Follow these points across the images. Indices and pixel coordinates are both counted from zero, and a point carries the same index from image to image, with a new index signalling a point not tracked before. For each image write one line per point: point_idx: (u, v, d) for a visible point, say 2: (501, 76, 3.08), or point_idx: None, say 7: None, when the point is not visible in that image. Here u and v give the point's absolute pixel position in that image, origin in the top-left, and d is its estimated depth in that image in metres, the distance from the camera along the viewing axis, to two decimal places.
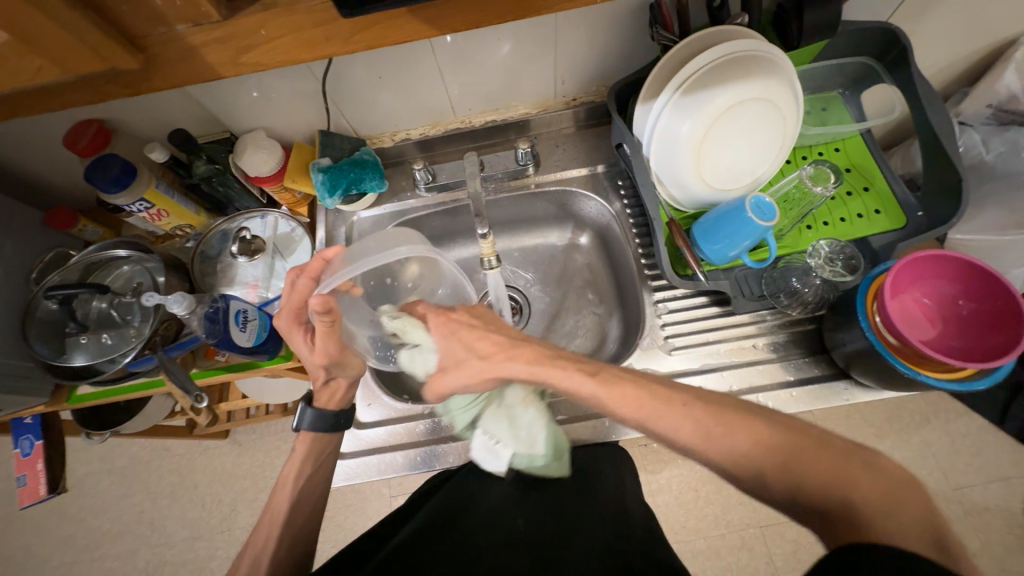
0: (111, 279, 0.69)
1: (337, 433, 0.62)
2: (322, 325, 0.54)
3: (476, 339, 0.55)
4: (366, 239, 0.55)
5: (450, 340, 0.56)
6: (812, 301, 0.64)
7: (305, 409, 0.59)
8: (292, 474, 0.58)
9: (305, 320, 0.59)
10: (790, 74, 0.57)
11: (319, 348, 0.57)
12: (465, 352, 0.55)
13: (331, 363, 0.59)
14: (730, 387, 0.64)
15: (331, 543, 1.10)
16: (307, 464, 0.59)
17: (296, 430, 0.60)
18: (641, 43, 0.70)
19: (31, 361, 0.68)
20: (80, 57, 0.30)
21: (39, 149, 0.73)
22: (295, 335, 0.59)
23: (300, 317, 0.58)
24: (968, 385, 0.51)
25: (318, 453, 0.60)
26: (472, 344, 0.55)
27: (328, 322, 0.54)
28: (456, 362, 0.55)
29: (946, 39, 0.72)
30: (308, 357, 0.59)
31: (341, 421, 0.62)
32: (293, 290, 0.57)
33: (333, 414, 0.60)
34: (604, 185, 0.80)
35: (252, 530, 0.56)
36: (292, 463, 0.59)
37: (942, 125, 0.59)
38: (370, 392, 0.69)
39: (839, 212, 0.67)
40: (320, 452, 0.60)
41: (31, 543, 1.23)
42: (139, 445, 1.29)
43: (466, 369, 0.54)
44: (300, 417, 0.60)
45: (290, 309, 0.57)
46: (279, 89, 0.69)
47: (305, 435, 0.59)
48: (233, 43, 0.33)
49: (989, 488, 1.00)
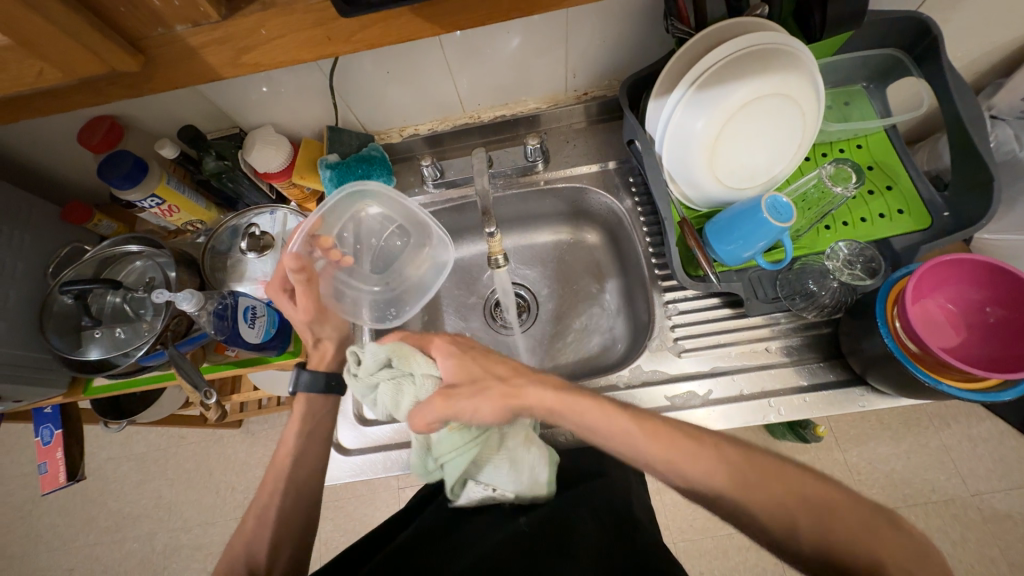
0: (125, 274, 0.70)
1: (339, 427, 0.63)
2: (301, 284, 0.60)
3: (495, 364, 0.54)
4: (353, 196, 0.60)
5: (463, 359, 0.55)
6: (829, 305, 0.63)
7: (301, 370, 0.61)
8: (293, 433, 0.60)
9: (289, 286, 0.62)
10: (812, 68, 0.55)
11: (301, 307, 0.61)
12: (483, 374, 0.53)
13: (314, 322, 0.63)
14: (741, 391, 0.62)
15: (341, 532, 1.12)
16: (306, 424, 0.60)
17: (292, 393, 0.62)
18: (656, 35, 0.67)
19: (49, 354, 0.69)
20: (78, 60, 0.30)
21: (54, 145, 0.73)
22: (281, 299, 0.63)
23: (282, 285, 0.61)
24: (992, 396, 0.49)
25: (315, 415, 0.61)
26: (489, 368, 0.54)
27: (304, 279, 0.59)
28: (468, 384, 0.52)
29: (981, 28, 0.68)
30: (295, 317, 0.62)
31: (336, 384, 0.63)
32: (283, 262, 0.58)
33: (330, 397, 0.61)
34: (615, 182, 0.78)
35: (259, 485, 0.59)
36: (292, 424, 0.60)
37: (974, 121, 0.56)
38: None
39: (859, 212, 0.64)
40: (318, 415, 0.61)
41: (56, 523, 1.28)
42: (156, 432, 1.32)
43: (482, 398, 0.51)
44: (296, 380, 0.61)
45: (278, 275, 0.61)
46: (287, 85, 0.68)
47: (302, 395, 0.61)
48: (233, 43, 0.32)
49: (1010, 495, 0.97)
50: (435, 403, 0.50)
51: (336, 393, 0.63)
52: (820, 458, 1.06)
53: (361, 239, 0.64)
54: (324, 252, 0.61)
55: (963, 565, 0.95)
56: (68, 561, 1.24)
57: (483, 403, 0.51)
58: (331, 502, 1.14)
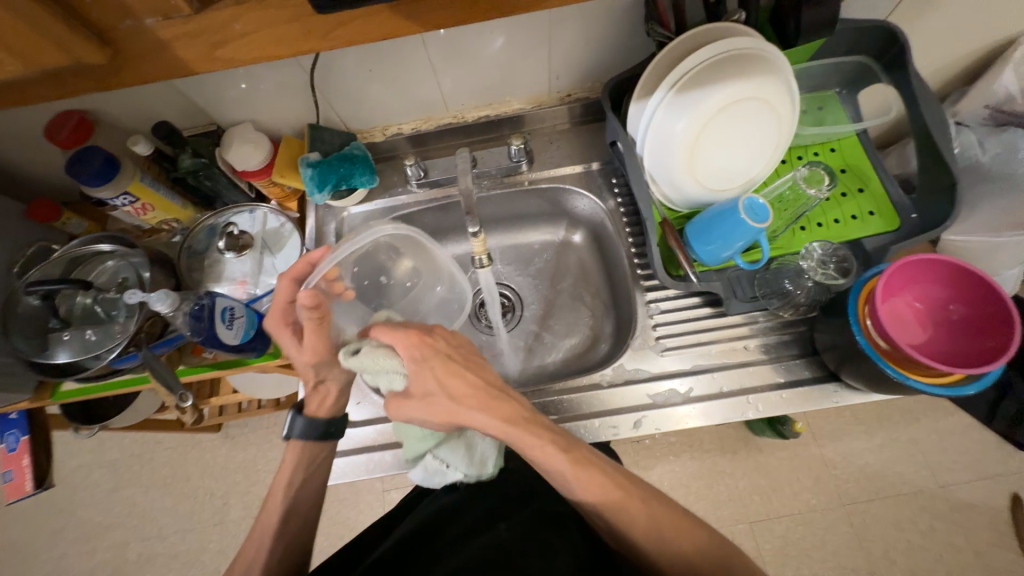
0: (96, 274, 0.68)
1: (332, 437, 0.61)
2: (311, 322, 0.55)
3: (441, 379, 0.49)
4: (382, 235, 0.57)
5: (421, 370, 0.50)
6: (804, 303, 0.64)
7: (297, 416, 0.58)
8: (284, 481, 0.57)
9: (293, 322, 0.58)
10: (787, 73, 0.56)
11: (307, 346, 0.57)
12: (439, 390, 0.49)
13: (318, 365, 0.58)
14: (721, 388, 0.64)
15: (325, 536, 1.10)
16: (298, 472, 0.58)
17: (287, 440, 0.59)
18: (637, 37, 0.68)
19: (13, 358, 0.66)
20: (39, 49, 0.29)
21: (19, 140, 0.71)
22: (283, 337, 0.59)
23: (286, 319, 0.58)
24: (956, 390, 0.51)
25: (309, 462, 0.59)
26: (444, 381, 0.49)
27: (316, 317, 0.54)
28: (421, 399, 0.49)
29: (946, 38, 0.71)
30: (298, 357, 0.59)
31: (334, 427, 0.60)
32: (276, 291, 0.57)
33: (324, 422, 0.59)
34: (598, 182, 0.79)
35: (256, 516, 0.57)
36: (282, 474, 0.58)
37: (939, 127, 0.58)
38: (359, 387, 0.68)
39: (833, 214, 0.66)
40: (311, 461, 0.59)
41: (22, 534, 1.23)
42: (131, 438, 1.28)
43: (418, 402, 0.49)
44: (290, 426, 0.58)
45: (277, 311, 0.58)
46: (267, 81, 0.67)
47: (296, 443, 0.58)
48: (205, 37, 0.31)
49: (975, 485, 1.01)
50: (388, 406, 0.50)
51: (333, 436, 0.60)
52: (799, 454, 1.08)
53: (372, 275, 0.61)
54: (328, 287, 0.55)
55: (933, 554, 0.98)
56: (36, 573, 1.19)
57: (423, 411, 0.49)
58: None
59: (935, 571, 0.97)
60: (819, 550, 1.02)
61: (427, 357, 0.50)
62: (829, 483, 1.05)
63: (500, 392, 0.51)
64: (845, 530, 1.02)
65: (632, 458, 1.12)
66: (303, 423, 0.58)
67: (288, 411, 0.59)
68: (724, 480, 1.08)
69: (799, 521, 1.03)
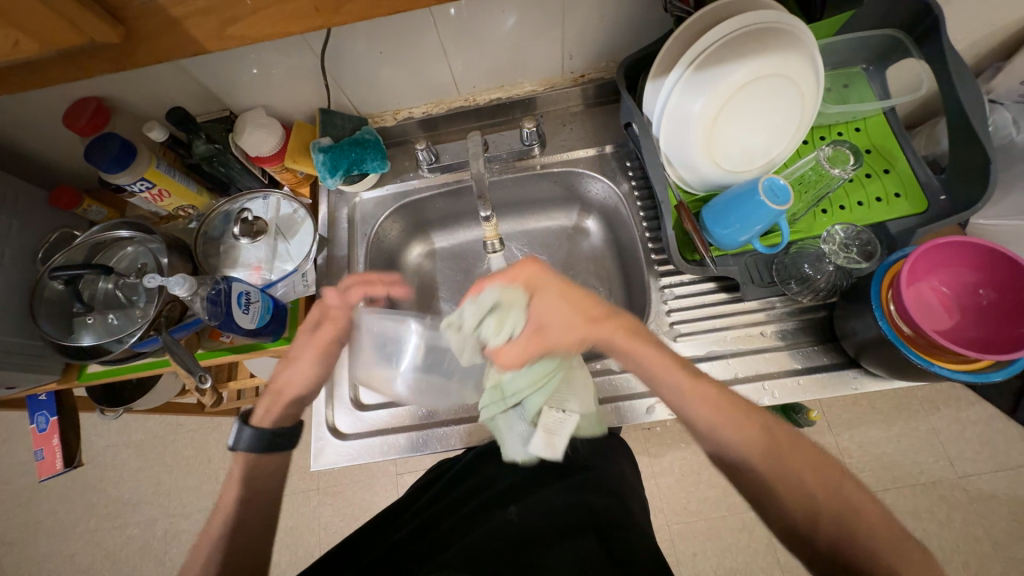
0: (116, 260, 0.70)
1: (283, 450, 0.60)
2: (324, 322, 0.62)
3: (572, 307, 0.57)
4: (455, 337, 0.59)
5: (548, 302, 0.57)
6: (824, 289, 0.62)
7: (244, 427, 0.58)
8: (230, 498, 0.56)
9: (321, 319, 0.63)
10: (812, 47, 0.54)
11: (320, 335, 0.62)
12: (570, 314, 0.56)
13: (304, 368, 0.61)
14: (736, 374, 0.63)
15: (340, 517, 1.13)
16: (241, 488, 0.56)
17: (232, 449, 0.58)
18: (653, 15, 0.66)
19: (40, 340, 0.68)
20: (57, 30, 0.29)
21: (40, 127, 0.72)
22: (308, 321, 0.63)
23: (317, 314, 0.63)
24: (983, 376, 0.49)
25: (255, 479, 0.57)
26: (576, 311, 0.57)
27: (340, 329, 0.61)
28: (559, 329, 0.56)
29: (982, 11, 0.68)
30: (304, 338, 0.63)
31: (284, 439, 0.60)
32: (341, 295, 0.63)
33: (273, 432, 0.58)
34: (612, 166, 0.77)
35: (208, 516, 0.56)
36: (229, 487, 0.57)
37: (973, 104, 0.56)
38: (376, 373, 0.59)
39: (856, 196, 0.64)
40: (259, 474, 0.58)
41: (56, 509, 1.28)
42: (154, 420, 1.32)
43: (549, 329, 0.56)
44: (238, 437, 0.58)
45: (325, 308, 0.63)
46: (279, 65, 0.67)
47: (241, 455, 0.58)
48: (216, 14, 0.31)
49: (996, 476, 0.99)
50: (525, 348, 0.56)
51: (281, 451, 0.60)
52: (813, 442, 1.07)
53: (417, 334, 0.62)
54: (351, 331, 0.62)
55: (950, 545, 0.97)
56: (69, 547, 1.25)
57: (565, 342, 0.56)
58: (331, 487, 1.15)
59: (952, 561, 0.96)
60: None
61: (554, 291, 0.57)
62: None
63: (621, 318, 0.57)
64: None
65: (643, 446, 1.12)
66: (250, 438, 0.58)
67: (235, 421, 0.59)
68: None
69: None
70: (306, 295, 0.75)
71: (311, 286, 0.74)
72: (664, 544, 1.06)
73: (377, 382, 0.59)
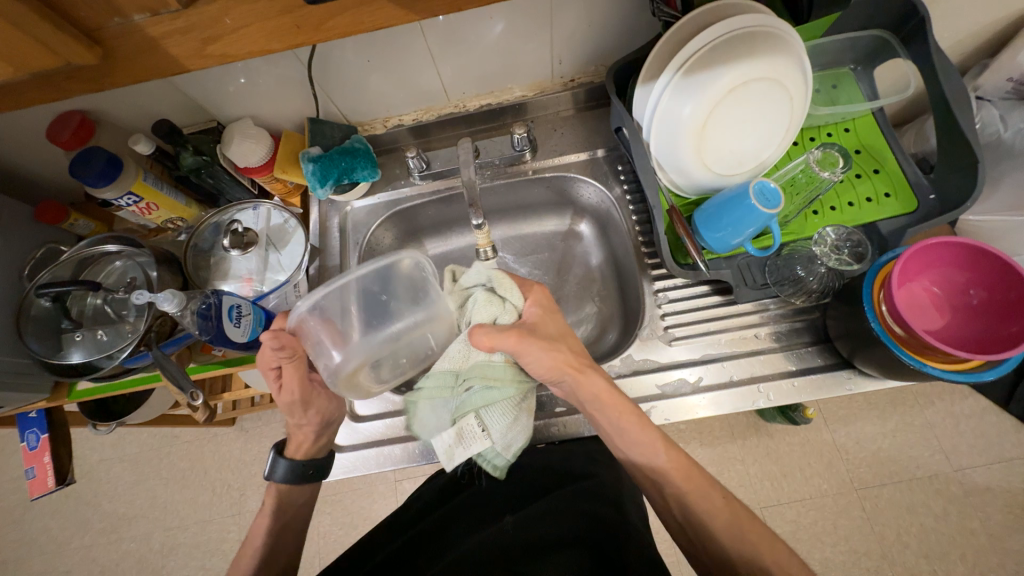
0: (105, 275, 0.69)
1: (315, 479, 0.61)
2: (287, 365, 0.57)
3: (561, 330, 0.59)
4: (387, 273, 0.52)
5: (547, 318, 0.59)
6: (817, 289, 0.63)
7: (277, 460, 0.59)
8: (261, 529, 0.58)
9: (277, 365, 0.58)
10: (800, 51, 0.54)
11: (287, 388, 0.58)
12: (558, 336, 0.58)
13: (292, 412, 0.59)
14: (731, 377, 0.63)
15: (339, 525, 1.12)
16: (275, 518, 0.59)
17: (269, 479, 0.60)
18: (641, 18, 0.66)
19: (28, 359, 0.67)
20: (30, 52, 0.28)
21: (23, 142, 0.71)
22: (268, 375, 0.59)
23: (270, 364, 0.57)
24: (975, 376, 0.50)
25: (286, 508, 0.60)
26: (563, 336, 0.58)
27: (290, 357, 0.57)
28: (545, 339, 0.55)
29: (968, 9, 0.68)
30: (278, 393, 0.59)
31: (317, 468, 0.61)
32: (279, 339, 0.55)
33: (305, 464, 0.59)
34: (604, 170, 0.77)
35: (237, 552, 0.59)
36: (261, 519, 0.59)
37: (960, 103, 0.56)
38: (337, 311, 0.51)
39: (847, 197, 0.64)
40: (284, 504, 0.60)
41: (50, 525, 1.27)
42: (148, 433, 1.31)
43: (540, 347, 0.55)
44: (273, 468, 0.60)
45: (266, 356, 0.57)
46: (266, 75, 0.66)
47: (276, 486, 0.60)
48: (195, 34, 0.31)
49: (991, 469, 1.00)
50: (509, 339, 0.53)
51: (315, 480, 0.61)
52: (809, 439, 1.08)
53: (373, 299, 0.52)
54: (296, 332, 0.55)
55: (946, 538, 0.98)
56: (65, 563, 1.23)
57: (548, 355, 0.54)
58: (329, 495, 1.14)
59: (948, 554, 0.97)
60: (830, 535, 1.02)
61: (554, 311, 0.60)
62: (841, 468, 1.05)
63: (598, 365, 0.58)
64: (856, 514, 1.02)
65: None
66: (283, 469, 0.59)
67: (270, 452, 0.61)
68: (733, 466, 1.08)
69: (810, 506, 1.03)
70: None
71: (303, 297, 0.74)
72: (663, 544, 1.06)
73: (343, 333, 0.51)
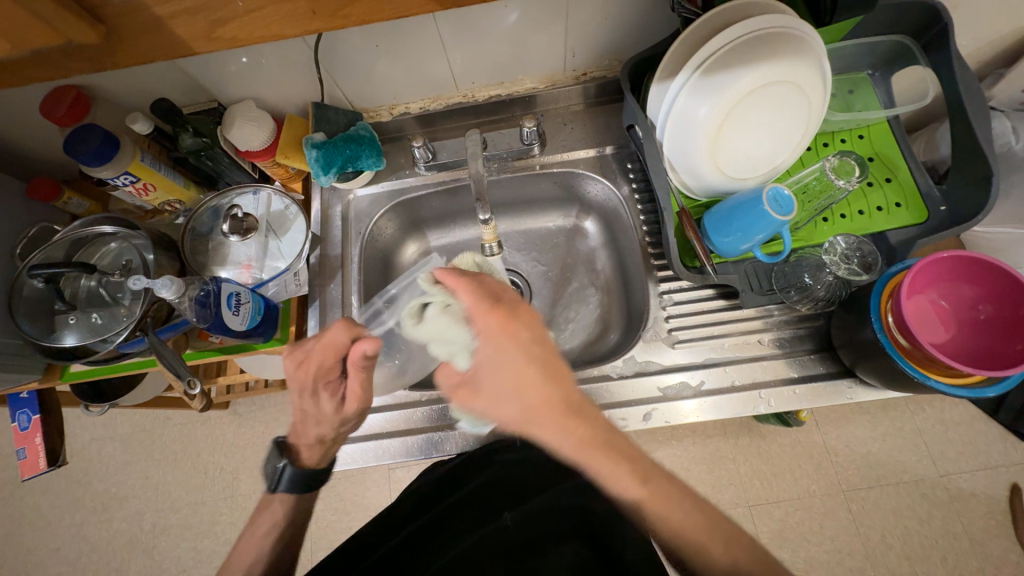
0: (99, 257, 0.67)
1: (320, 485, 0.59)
2: (354, 373, 0.56)
3: (533, 375, 0.45)
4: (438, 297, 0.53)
5: (498, 364, 0.46)
6: (823, 297, 0.62)
7: (286, 471, 0.56)
8: (254, 535, 0.55)
9: (335, 376, 0.57)
10: (820, 54, 0.53)
11: (350, 396, 0.58)
12: (512, 388, 0.45)
13: (342, 423, 0.59)
14: (732, 382, 0.63)
15: (332, 511, 1.13)
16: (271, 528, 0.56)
17: (273, 491, 0.57)
18: (659, 13, 0.65)
19: (20, 340, 0.66)
20: (28, 29, 0.27)
21: (15, 116, 0.68)
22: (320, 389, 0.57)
23: (331, 372, 0.57)
24: (977, 392, 0.50)
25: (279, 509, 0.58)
26: (522, 384, 0.45)
27: (362, 364, 0.56)
28: (490, 394, 0.47)
29: (988, 17, 0.67)
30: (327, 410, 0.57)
31: (324, 474, 0.59)
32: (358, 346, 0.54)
33: (318, 473, 0.57)
34: (613, 167, 0.76)
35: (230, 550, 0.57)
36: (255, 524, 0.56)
37: (979, 115, 0.55)
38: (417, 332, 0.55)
39: (858, 205, 0.64)
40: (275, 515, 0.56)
41: (40, 503, 1.26)
42: (141, 413, 1.30)
43: (503, 398, 0.46)
44: (279, 478, 0.56)
45: (317, 365, 0.55)
46: (270, 56, 0.64)
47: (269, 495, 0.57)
48: (203, 15, 0.29)
49: (976, 475, 1.02)
50: (453, 394, 0.50)
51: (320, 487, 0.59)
52: (801, 441, 1.09)
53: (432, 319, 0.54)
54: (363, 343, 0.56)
55: (930, 542, 1.00)
56: (55, 540, 1.23)
57: (494, 413, 0.46)
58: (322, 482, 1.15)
59: (930, 557, 0.99)
60: (816, 535, 1.03)
61: (511, 351, 0.46)
62: (831, 470, 1.06)
63: (583, 412, 0.45)
64: (843, 515, 1.03)
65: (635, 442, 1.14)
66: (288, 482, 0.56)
67: (277, 460, 0.57)
68: (725, 465, 1.10)
69: (799, 506, 1.05)
70: (298, 296, 0.73)
71: (303, 286, 0.72)
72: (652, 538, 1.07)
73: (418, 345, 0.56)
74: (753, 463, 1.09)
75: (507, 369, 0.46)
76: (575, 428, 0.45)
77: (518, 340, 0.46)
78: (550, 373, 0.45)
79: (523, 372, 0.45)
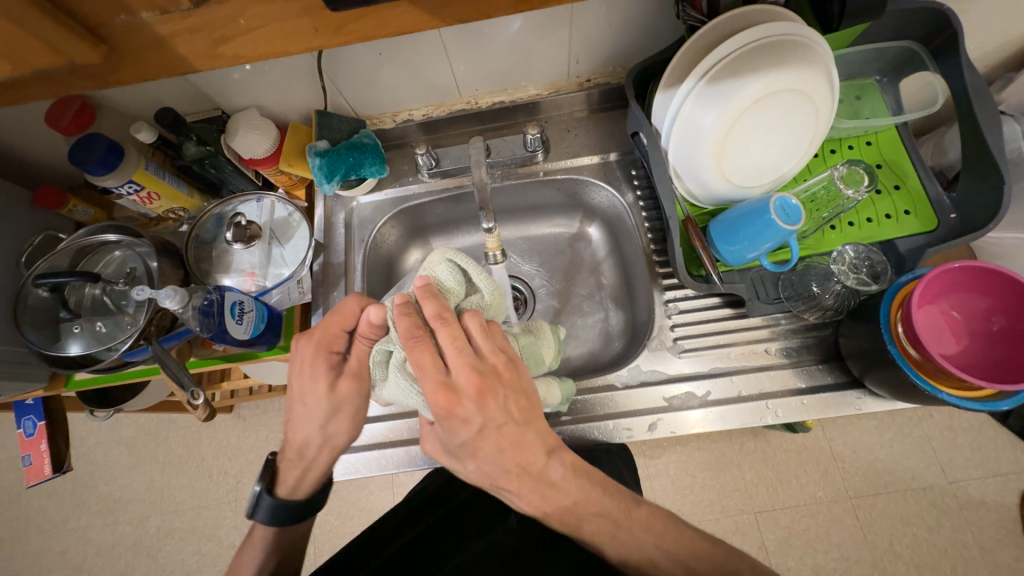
0: (103, 265, 0.67)
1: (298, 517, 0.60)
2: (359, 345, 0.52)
3: (489, 448, 0.46)
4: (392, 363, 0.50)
5: (454, 438, 0.46)
6: (832, 307, 0.62)
7: (262, 500, 0.58)
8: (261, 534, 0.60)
9: (337, 351, 0.54)
10: (828, 62, 0.52)
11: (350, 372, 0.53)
12: (470, 456, 0.47)
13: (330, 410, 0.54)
14: (739, 392, 0.62)
15: (335, 515, 1.13)
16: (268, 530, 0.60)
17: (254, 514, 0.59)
18: (664, 19, 0.64)
19: (25, 348, 0.66)
20: (30, 49, 0.26)
21: (21, 126, 0.69)
22: (320, 361, 0.53)
23: (334, 345, 0.53)
24: (990, 405, 0.49)
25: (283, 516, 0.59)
26: (477, 454, 0.47)
27: (369, 333, 0.51)
28: (454, 454, 0.49)
29: (998, 21, 0.66)
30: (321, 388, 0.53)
31: (303, 507, 0.59)
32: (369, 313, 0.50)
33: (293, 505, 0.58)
34: (617, 174, 0.75)
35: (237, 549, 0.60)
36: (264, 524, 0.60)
37: (990, 123, 0.54)
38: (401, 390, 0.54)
39: (866, 213, 0.63)
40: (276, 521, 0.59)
41: (47, 506, 1.27)
42: (146, 417, 1.31)
43: (465, 459, 0.48)
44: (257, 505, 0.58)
45: (325, 335, 0.53)
46: (274, 65, 0.64)
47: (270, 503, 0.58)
48: (206, 34, 0.29)
49: (986, 482, 1.00)
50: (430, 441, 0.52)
51: (298, 517, 0.59)
52: (808, 447, 1.07)
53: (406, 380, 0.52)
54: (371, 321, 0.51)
55: (939, 550, 0.98)
56: (60, 543, 1.24)
57: (458, 468, 0.50)
58: None
59: (939, 565, 0.97)
60: (823, 542, 1.02)
61: (465, 428, 0.45)
62: (838, 477, 1.05)
63: (542, 472, 0.48)
64: (850, 522, 1.02)
65: (639, 448, 1.13)
66: (266, 511, 0.58)
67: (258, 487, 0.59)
68: (730, 471, 1.09)
69: (806, 513, 1.03)
70: (301, 304, 0.73)
71: (306, 294, 0.72)
72: None
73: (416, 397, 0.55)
74: (759, 469, 1.08)
75: (465, 441, 0.46)
76: (531, 489, 0.48)
77: (470, 418, 0.45)
78: (507, 448, 0.46)
79: (478, 444, 0.46)
